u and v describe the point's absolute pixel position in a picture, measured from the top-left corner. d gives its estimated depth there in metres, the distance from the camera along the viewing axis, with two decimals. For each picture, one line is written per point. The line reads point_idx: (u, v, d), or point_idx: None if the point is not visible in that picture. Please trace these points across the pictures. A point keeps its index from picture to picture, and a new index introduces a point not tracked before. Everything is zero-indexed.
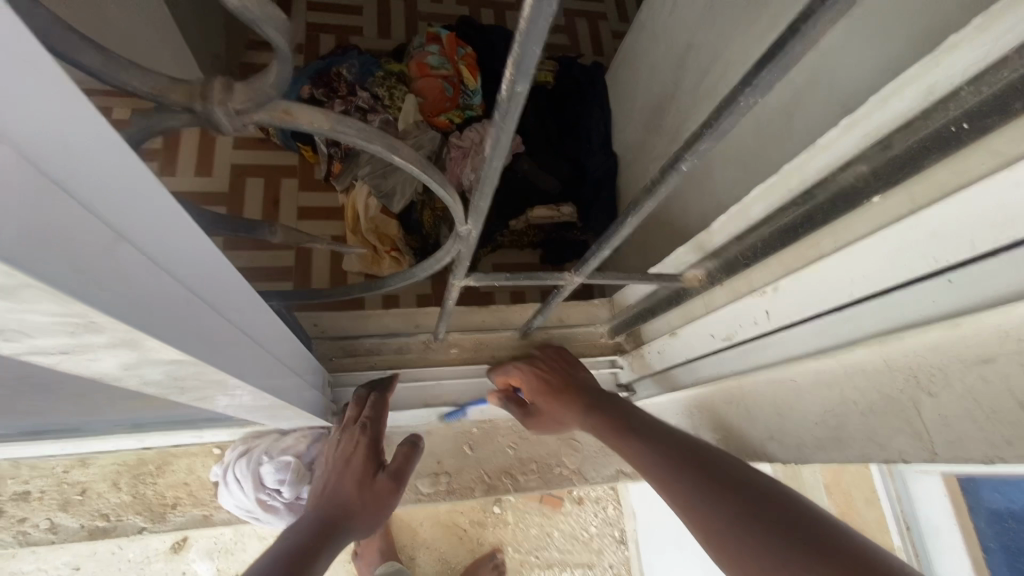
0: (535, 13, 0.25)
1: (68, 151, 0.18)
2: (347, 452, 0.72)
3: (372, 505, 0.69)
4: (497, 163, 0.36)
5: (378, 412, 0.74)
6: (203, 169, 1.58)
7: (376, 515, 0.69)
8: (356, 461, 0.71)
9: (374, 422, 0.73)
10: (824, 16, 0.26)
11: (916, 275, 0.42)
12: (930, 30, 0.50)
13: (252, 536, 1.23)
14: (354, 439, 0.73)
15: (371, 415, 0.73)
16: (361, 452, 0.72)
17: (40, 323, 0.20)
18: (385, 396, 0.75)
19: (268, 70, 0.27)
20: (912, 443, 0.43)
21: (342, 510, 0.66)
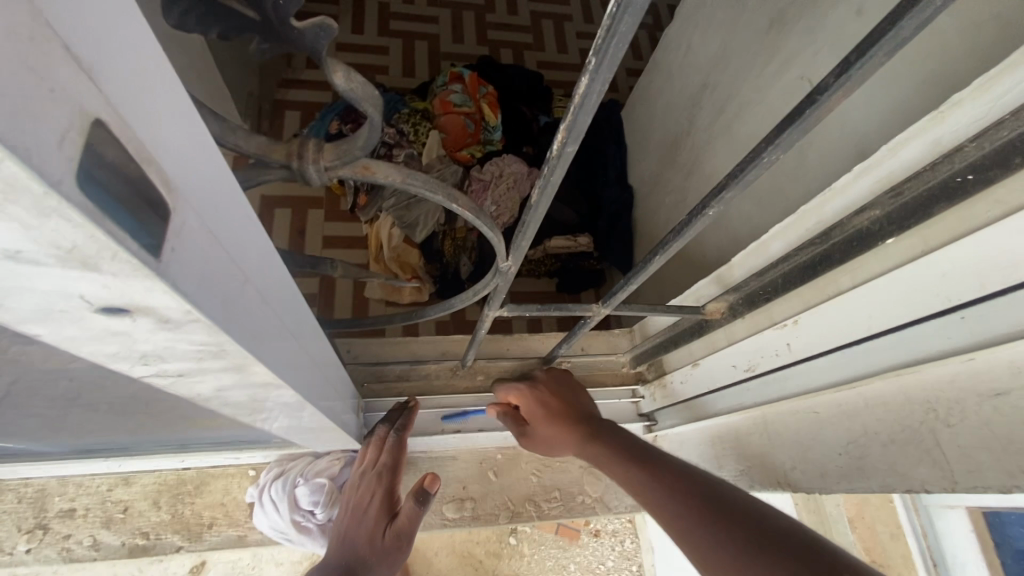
0: (588, 90, 0.29)
1: (218, 206, 0.22)
2: (366, 498, 0.76)
3: (385, 554, 0.73)
4: (542, 208, 0.40)
5: (393, 460, 0.76)
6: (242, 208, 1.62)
7: (390, 562, 0.73)
8: (372, 509, 0.75)
9: (387, 471, 0.75)
10: (836, 88, 0.30)
11: (930, 311, 0.45)
12: (934, 81, 0.54)
13: (270, 561, 1.24)
14: (370, 488, 0.76)
15: (384, 465, 0.75)
16: (378, 501, 0.75)
17: (181, 349, 0.23)
18: (398, 442, 0.76)
19: (357, 135, 0.31)
20: (934, 473, 0.45)
21: (355, 556, 0.71)
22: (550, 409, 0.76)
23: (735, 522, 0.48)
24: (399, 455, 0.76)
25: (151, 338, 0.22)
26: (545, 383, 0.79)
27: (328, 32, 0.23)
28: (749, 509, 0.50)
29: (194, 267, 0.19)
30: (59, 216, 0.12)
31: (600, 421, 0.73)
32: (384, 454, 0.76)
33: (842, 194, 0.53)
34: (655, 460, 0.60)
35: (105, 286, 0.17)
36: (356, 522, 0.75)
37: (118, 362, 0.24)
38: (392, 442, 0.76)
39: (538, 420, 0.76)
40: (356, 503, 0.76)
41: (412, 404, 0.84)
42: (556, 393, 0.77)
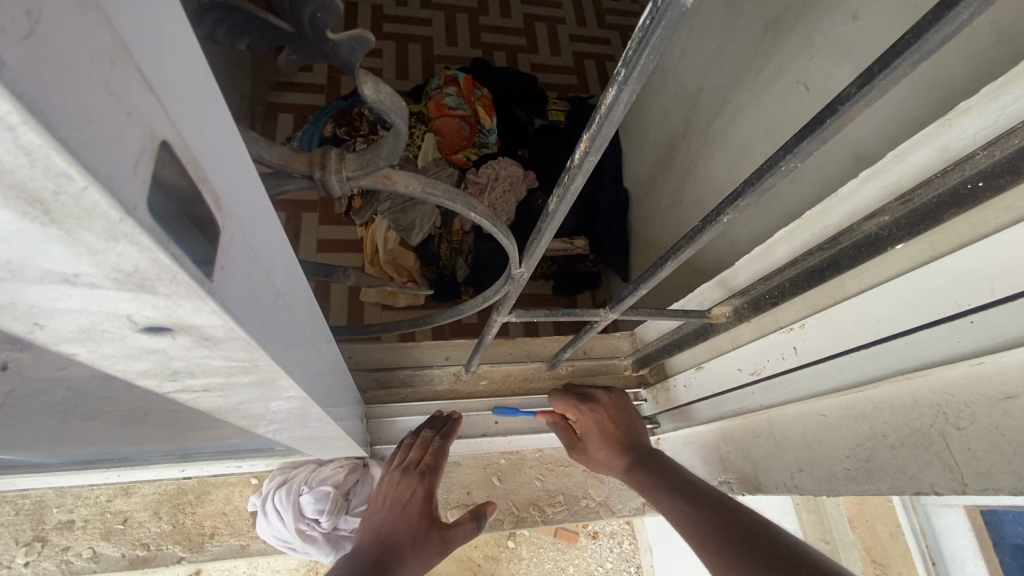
0: (615, 101, 0.29)
1: (256, 223, 0.21)
2: (405, 495, 0.75)
3: (423, 554, 0.71)
4: (560, 217, 0.40)
5: (436, 461, 0.77)
6: None
7: (422, 563, 0.71)
8: (412, 506, 0.74)
9: (432, 471, 0.76)
10: (858, 100, 0.31)
11: (939, 316, 0.46)
12: (932, 87, 0.55)
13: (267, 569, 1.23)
14: (412, 485, 0.75)
15: (429, 465, 0.76)
16: (418, 499, 0.74)
17: (214, 366, 0.23)
18: (446, 446, 0.77)
19: (381, 145, 0.31)
20: (944, 475, 0.46)
21: (391, 549, 0.69)
22: (606, 434, 0.77)
23: (746, 540, 0.52)
24: (443, 459, 0.77)
25: (186, 356, 0.21)
26: (609, 408, 0.79)
27: (362, 45, 0.23)
28: (759, 528, 0.54)
29: (237, 285, 0.19)
30: (130, 240, 0.12)
31: (651, 454, 0.73)
32: (429, 455, 0.77)
33: (850, 199, 0.53)
34: (695, 489, 0.62)
35: (154, 308, 0.16)
36: (393, 517, 0.73)
37: (147, 379, 0.24)
38: (439, 446, 0.77)
39: (596, 440, 0.77)
40: (395, 498, 0.74)
41: (452, 412, 0.83)
42: (615, 419, 0.78)
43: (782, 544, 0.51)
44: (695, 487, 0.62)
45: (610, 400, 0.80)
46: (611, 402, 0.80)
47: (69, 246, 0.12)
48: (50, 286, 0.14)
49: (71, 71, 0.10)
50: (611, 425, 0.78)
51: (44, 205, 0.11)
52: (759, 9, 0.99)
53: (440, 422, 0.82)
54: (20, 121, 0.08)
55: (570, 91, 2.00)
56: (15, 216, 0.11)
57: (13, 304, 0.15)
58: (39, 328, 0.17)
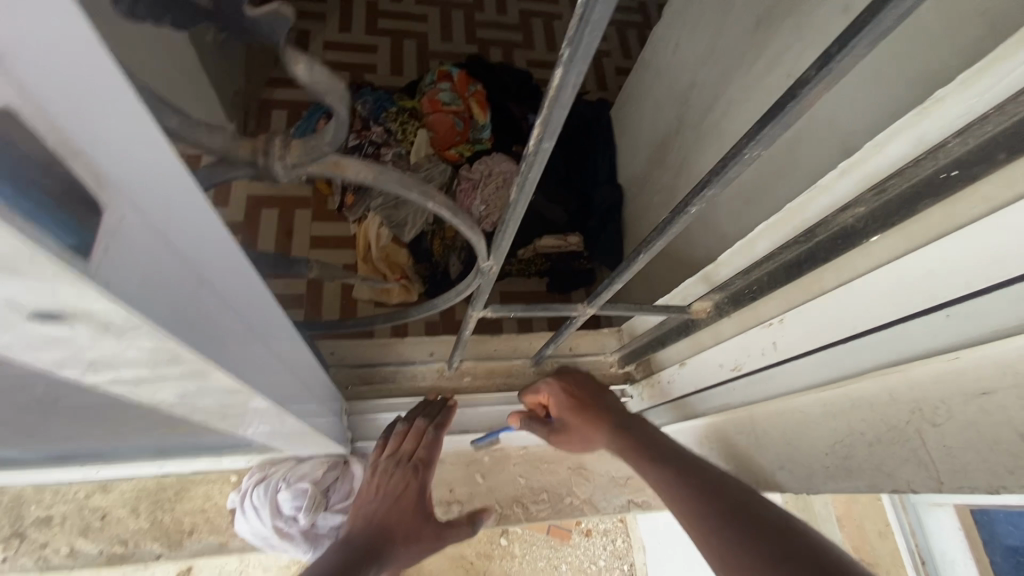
0: (562, 83, 0.28)
1: (170, 204, 0.21)
2: (398, 487, 0.75)
3: (417, 546, 0.72)
4: (522, 206, 0.39)
5: (429, 454, 0.78)
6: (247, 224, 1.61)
7: (415, 553, 0.72)
8: (407, 498, 0.74)
9: (427, 464, 0.77)
10: (817, 85, 0.30)
11: (915, 310, 0.45)
12: (923, 80, 0.54)
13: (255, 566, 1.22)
14: (406, 478, 0.76)
15: (424, 458, 0.76)
16: (412, 492, 0.75)
17: (133, 357, 0.22)
18: (441, 438, 0.78)
19: (325, 131, 0.30)
20: (919, 472, 0.45)
21: (388, 539, 0.70)
22: (574, 404, 0.78)
23: (727, 509, 0.53)
24: (436, 452, 0.78)
25: (96, 345, 0.20)
26: (572, 381, 0.81)
27: (283, 22, 0.22)
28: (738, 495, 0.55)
29: (135, 269, 0.18)
30: None
31: (628, 416, 0.74)
32: (423, 447, 0.77)
33: (828, 191, 0.52)
34: (673, 453, 0.64)
35: (33, 292, 0.16)
36: (387, 508, 0.73)
37: (68, 370, 0.23)
38: (433, 437, 0.78)
39: (569, 414, 0.78)
40: (389, 490, 0.75)
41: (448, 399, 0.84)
42: (582, 395, 0.78)
43: (758, 506, 0.53)
44: (676, 454, 0.64)
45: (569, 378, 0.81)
46: (579, 380, 0.81)
47: None
48: None
49: None
50: (582, 401, 0.78)
51: None
52: (751, 2, 0.97)
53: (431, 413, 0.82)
54: None
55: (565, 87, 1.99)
56: None
57: None
58: None
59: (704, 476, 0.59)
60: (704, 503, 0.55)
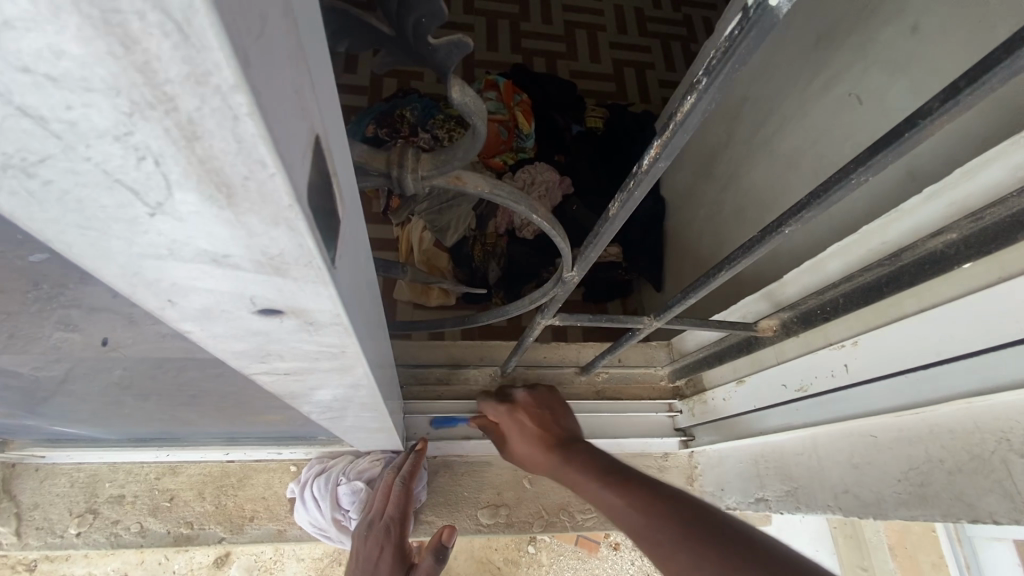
0: (692, 108, 0.29)
1: (354, 217, 0.22)
2: (375, 551, 0.75)
3: None
4: (621, 220, 0.40)
5: (401, 511, 0.75)
6: None
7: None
8: (382, 563, 0.74)
9: (397, 521, 0.75)
10: (940, 116, 0.30)
11: (1007, 340, 0.44)
12: (996, 103, 0.52)
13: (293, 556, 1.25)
14: (380, 541, 0.75)
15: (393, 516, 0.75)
16: (387, 556, 0.75)
17: (304, 351, 0.24)
18: (407, 490, 0.75)
19: (457, 147, 0.32)
20: (1004, 503, 0.45)
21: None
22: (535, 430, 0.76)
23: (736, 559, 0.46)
24: (406, 505, 0.75)
25: (284, 338, 0.23)
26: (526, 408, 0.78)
27: (461, 49, 0.24)
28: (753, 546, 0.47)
29: (345, 274, 0.20)
30: (287, 226, 0.13)
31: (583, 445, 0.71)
32: (392, 503, 0.75)
33: (911, 215, 0.52)
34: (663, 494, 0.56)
35: (279, 291, 0.18)
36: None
37: (239, 359, 0.25)
38: (400, 489, 0.76)
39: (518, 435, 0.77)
40: (367, 556, 0.75)
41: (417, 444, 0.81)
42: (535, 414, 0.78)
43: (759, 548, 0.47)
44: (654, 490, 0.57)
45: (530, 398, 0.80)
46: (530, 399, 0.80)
47: (232, 229, 0.13)
48: (197, 266, 0.15)
49: (271, 67, 0.11)
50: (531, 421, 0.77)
51: (229, 190, 0.12)
52: (810, 19, 0.97)
53: (402, 461, 0.79)
54: (246, 112, 0.10)
55: (609, 98, 2.00)
56: (200, 199, 0.12)
57: (157, 282, 0.16)
58: (170, 304, 0.18)
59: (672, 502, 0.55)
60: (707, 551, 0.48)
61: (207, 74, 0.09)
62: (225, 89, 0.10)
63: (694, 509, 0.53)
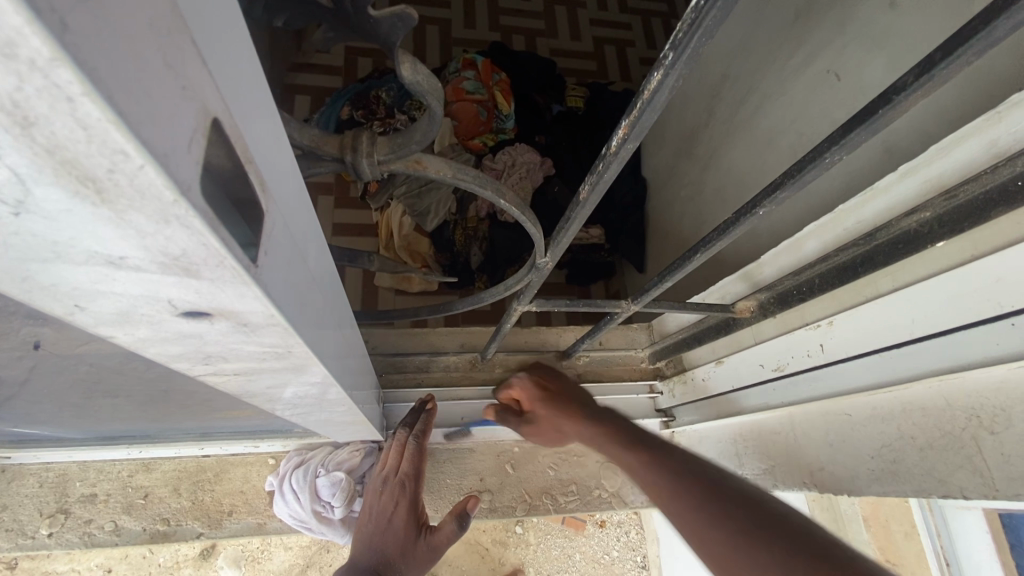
0: (660, 85, 0.28)
1: (292, 208, 0.21)
2: (390, 506, 0.73)
3: (412, 564, 0.70)
4: (592, 204, 0.39)
5: (416, 469, 0.74)
6: None
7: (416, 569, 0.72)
8: (397, 518, 0.72)
9: (412, 480, 0.73)
10: (913, 92, 0.29)
11: (980, 318, 0.44)
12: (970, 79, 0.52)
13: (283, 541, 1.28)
14: (395, 496, 0.73)
15: (407, 475, 0.73)
16: (402, 512, 0.72)
17: (249, 352, 0.23)
18: (421, 448, 0.74)
19: (414, 128, 0.30)
20: (974, 479, 0.45)
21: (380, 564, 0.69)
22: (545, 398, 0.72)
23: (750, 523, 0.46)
24: (421, 464, 0.74)
25: (221, 340, 0.21)
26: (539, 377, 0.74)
27: (405, 22, 0.22)
28: (769, 512, 0.46)
29: (278, 271, 0.18)
30: (180, 223, 0.12)
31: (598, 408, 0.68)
32: (406, 460, 0.74)
33: (887, 193, 0.51)
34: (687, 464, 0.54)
35: (198, 293, 0.16)
36: (382, 530, 0.72)
37: (181, 362, 0.24)
38: (414, 447, 0.74)
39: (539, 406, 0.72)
40: (380, 511, 0.73)
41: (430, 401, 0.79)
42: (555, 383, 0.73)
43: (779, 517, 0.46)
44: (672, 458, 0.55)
45: (536, 371, 0.75)
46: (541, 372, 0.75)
47: (120, 230, 0.12)
48: (95, 269, 0.14)
49: (124, 38, 0.10)
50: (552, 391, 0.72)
51: (96, 184, 0.11)
52: None
53: (416, 416, 0.78)
54: (80, 92, 0.09)
55: (589, 77, 1.96)
56: (64, 194, 0.11)
57: (53, 288, 0.15)
58: (78, 310, 0.16)
59: (693, 472, 0.52)
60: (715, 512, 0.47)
61: (14, 46, 0.08)
62: (42, 64, 0.08)
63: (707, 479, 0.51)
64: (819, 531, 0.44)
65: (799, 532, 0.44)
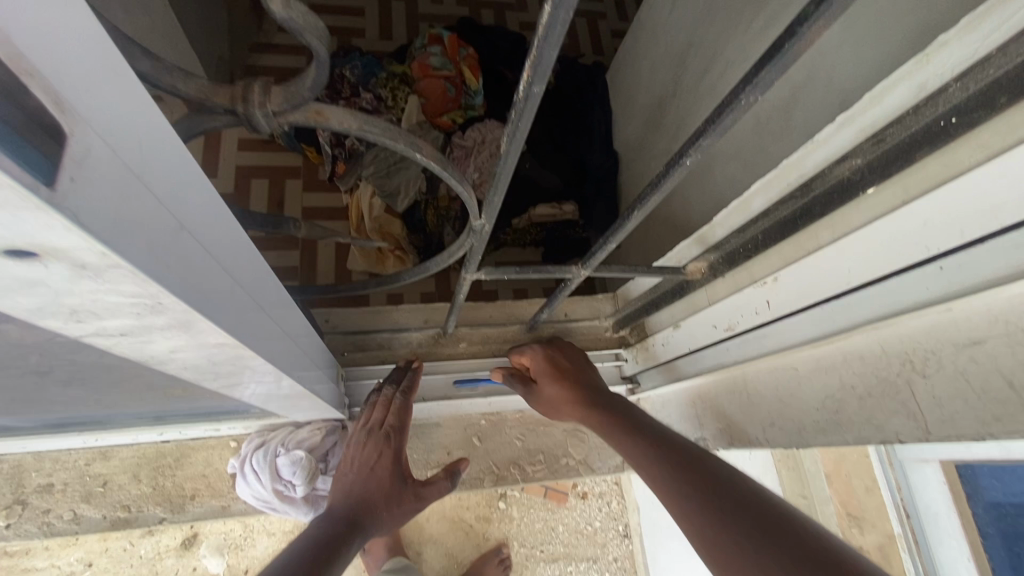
0: (552, 20, 0.27)
1: (143, 144, 0.20)
2: (372, 457, 0.74)
3: (397, 511, 0.71)
4: (513, 159, 0.38)
5: (401, 422, 0.77)
6: (240, 195, 1.59)
7: (397, 518, 0.72)
8: (381, 466, 0.73)
9: (399, 431, 0.75)
10: (818, 22, 0.29)
11: (909, 262, 0.44)
12: (921, 33, 0.53)
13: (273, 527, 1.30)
14: (379, 447, 0.74)
15: (394, 425, 0.76)
16: (386, 462, 0.74)
17: (113, 304, 0.22)
18: (408, 402, 0.78)
19: (305, 75, 0.29)
20: (908, 423, 0.46)
21: (366, 509, 0.68)
22: (557, 369, 0.78)
23: (743, 514, 0.47)
24: (406, 417, 0.77)
25: (73, 289, 0.20)
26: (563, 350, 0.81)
27: None
28: (767, 509, 0.47)
29: (114, 207, 0.18)
30: None
31: (610, 395, 0.73)
32: (392, 414, 0.77)
33: (826, 145, 0.51)
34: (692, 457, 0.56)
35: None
36: (364, 479, 0.72)
37: (47, 320, 0.23)
38: (401, 402, 0.78)
39: (546, 376, 0.78)
40: (363, 461, 0.73)
41: (412, 363, 0.83)
42: (565, 359, 0.79)
43: (782, 515, 0.46)
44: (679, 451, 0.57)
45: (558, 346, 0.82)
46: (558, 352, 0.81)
47: None
48: None
49: None
50: (562, 365, 0.79)
51: None
52: None
53: (399, 378, 0.82)
54: None
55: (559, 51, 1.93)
56: None
57: None
58: None
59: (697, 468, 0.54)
60: (708, 503, 0.49)
61: None
62: None
63: (711, 477, 0.52)
64: (820, 535, 0.44)
65: (796, 534, 0.44)
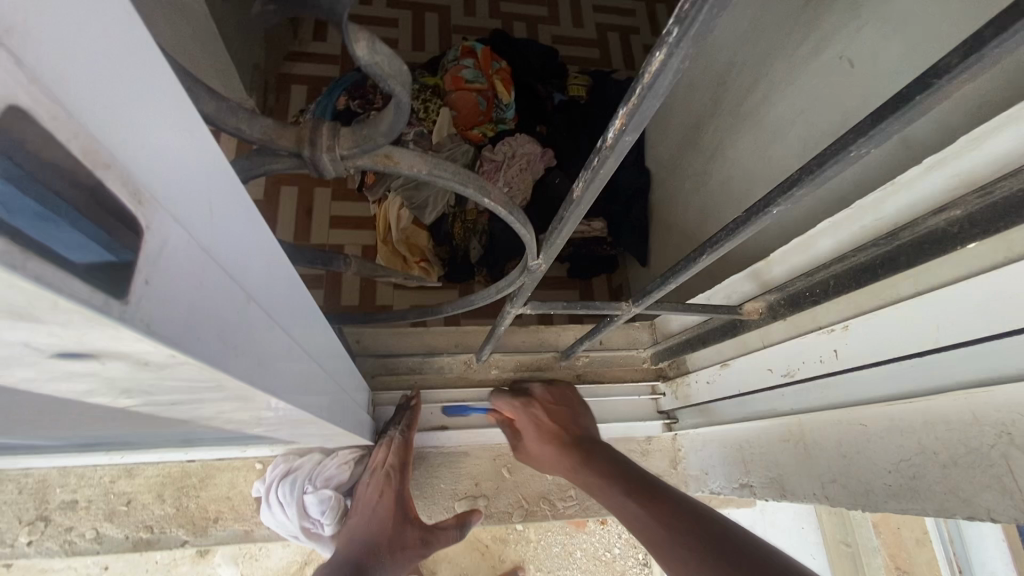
0: (662, 68, 0.24)
1: (214, 220, 0.19)
2: (375, 498, 0.74)
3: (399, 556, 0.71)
4: (587, 201, 0.35)
5: (402, 461, 0.75)
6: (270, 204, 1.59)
7: (401, 561, 0.71)
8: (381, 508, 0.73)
9: (398, 471, 0.74)
10: (961, 74, 0.25)
11: (1011, 328, 0.40)
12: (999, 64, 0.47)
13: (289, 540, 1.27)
14: (380, 487, 0.74)
15: (394, 465, 0.74)
16: (387, 504, 0.73)
17: (172, 386, 0.19)
18: (408, 439, 0.75)
19: (380, 116, 0.26)
20: (1002, 500, 0.42)
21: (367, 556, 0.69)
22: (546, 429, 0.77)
23: None
24: (408, 455, 0.75)
25: (132, 378, 0.17)
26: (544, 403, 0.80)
27: None
28: None
29: (183, 293, 0.17)
30: None
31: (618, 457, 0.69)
32: (392, 453, 0.75)
33: (908, 188, 0.47)
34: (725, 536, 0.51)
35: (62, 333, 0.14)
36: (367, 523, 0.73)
37: (97, 397, 0.20)
38: (401, 440, 0.76)
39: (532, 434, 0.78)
40: (366, 503, 0.74)
41: (411, 397, 0.81)
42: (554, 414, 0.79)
43: None
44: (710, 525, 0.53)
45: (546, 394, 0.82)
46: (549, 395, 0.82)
47: None
48: None
49: None
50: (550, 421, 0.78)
51: None
52: None
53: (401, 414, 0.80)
54: None
55: (592, 65, 1.90)
56: None
57: None
58: None
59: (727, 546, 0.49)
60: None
61: None
62: None
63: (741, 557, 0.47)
64: None
65: None
